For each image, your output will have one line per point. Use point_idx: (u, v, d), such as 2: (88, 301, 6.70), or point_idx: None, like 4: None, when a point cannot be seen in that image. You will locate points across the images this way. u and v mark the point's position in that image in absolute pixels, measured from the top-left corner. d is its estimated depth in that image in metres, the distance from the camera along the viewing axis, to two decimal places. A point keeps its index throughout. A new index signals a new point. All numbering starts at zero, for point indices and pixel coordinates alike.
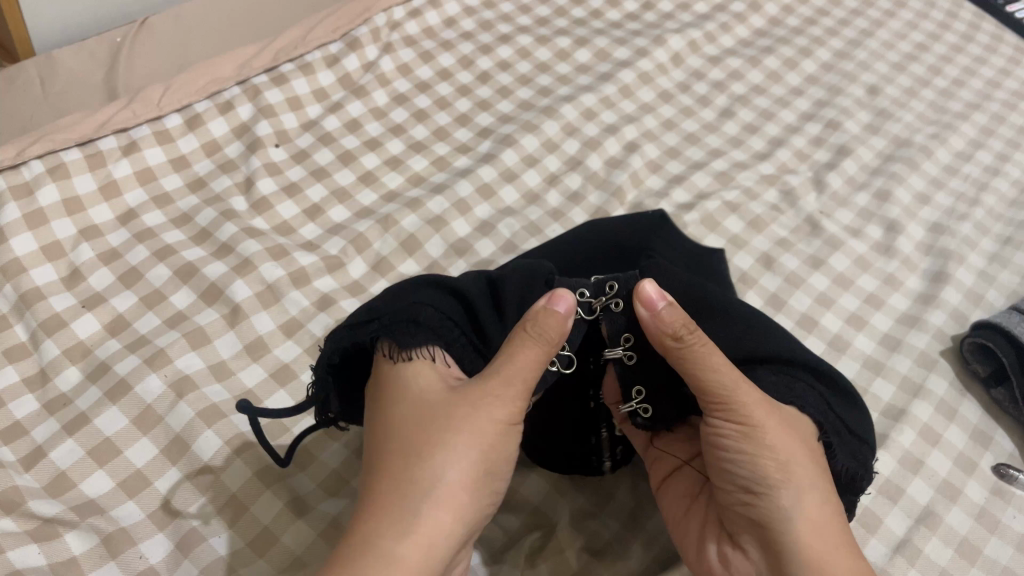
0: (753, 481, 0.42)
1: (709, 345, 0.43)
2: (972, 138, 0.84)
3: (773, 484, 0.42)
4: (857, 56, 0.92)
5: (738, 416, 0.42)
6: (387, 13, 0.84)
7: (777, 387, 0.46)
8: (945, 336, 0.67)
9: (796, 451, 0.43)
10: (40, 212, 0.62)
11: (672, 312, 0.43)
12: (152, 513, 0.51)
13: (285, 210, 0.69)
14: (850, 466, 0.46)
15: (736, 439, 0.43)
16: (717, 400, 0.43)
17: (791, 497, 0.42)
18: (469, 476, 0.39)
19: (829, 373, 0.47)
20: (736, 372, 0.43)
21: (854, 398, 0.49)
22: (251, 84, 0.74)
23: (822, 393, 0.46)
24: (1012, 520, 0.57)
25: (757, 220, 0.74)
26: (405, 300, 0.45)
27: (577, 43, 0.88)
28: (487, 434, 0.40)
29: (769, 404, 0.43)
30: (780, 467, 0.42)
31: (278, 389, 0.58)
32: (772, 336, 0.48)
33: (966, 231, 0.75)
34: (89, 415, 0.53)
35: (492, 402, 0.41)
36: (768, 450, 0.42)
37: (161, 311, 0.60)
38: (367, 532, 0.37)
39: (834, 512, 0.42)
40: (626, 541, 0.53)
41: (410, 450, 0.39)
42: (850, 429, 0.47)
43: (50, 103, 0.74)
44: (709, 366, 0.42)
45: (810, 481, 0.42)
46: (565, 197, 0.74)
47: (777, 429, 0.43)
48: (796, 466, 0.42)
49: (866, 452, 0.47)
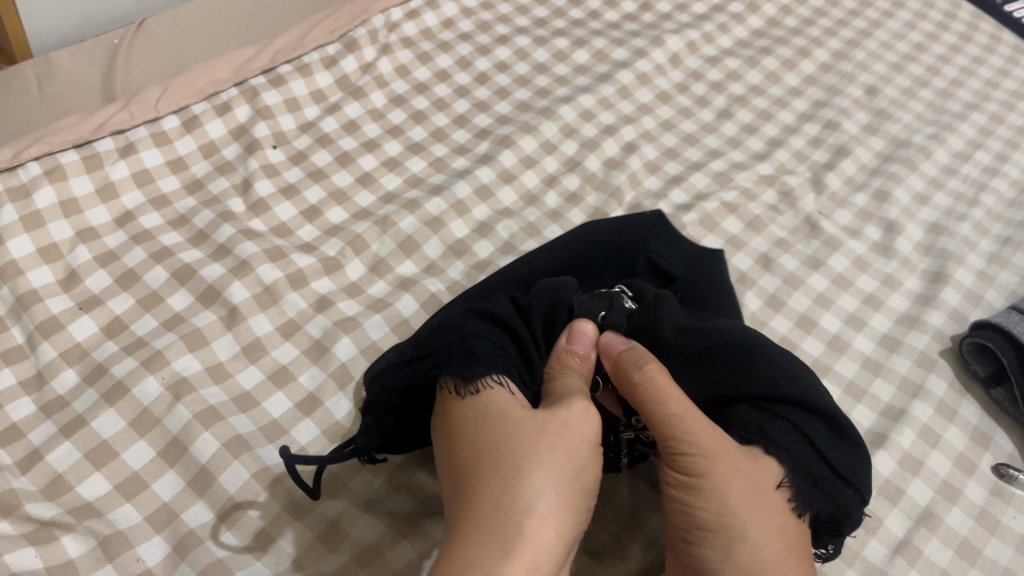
0: (689, 531, 0.42)
1: (664, 389, 0.43)
2: (971, 138, 0.84)
3: (708, 532, 0.41)
4: (855, 57, 0.92)
5: (686, 465, 0.42)
6: (385, 14, 0.84)
7: (745, 426, 0.45)
8: (944, 337, 0.67)
9: (738, 502, 0.41)
10: (37, 213, 0.62)
11: (629, 354, 0.45)
12: (149, 515, 0.50)
13: (283, 212, 0.69)
14: (828, 512, 0.44)
15: (680, 487, 0.42)
16: (667, 447, 0.42)
17: (719, 549, 0.40)
18: (566, 494, 0.37)
19: (823, 409, 0.45)
20: (697, 419, 0.42)
21: (849, 439, 0.46)
22: (249, 85, 0.74)
23: (804, 434, 0.44)
24: (1011, 521, 0.57)
25: (755, 221, 0.73)
26: (464, 332, 0.44)
27: (575, 44, 0.88)
28: (581, 453, 0.39)
29: (724, 449, 0.42)
30: (715, 518, 0.41)
31: (276, 391, 0.57)
32: (761, 365, 0.46)
33: (965, 231, 0.75)
34: (86, 417, 0.53)
35: (574, 418, 0.40)
36: (709, 498, 0.41)
37: (159, 313, 0.60)
38: (470, 555, 0.34)
39: (780, 561, 0.41)
40: (625, 544, 0.53)
41: (506, 467, 0.38)
42: (834, 471, 0.44)
43: (47, 105, 0.74)
44: (660, 413, 0.42)
45: (758, 528, 0.41)
46: (563, 198, 0.74)
47: (725, 476, 0.41)
48: (734, 517, 0.41)
49: (851, 497, 0.44)
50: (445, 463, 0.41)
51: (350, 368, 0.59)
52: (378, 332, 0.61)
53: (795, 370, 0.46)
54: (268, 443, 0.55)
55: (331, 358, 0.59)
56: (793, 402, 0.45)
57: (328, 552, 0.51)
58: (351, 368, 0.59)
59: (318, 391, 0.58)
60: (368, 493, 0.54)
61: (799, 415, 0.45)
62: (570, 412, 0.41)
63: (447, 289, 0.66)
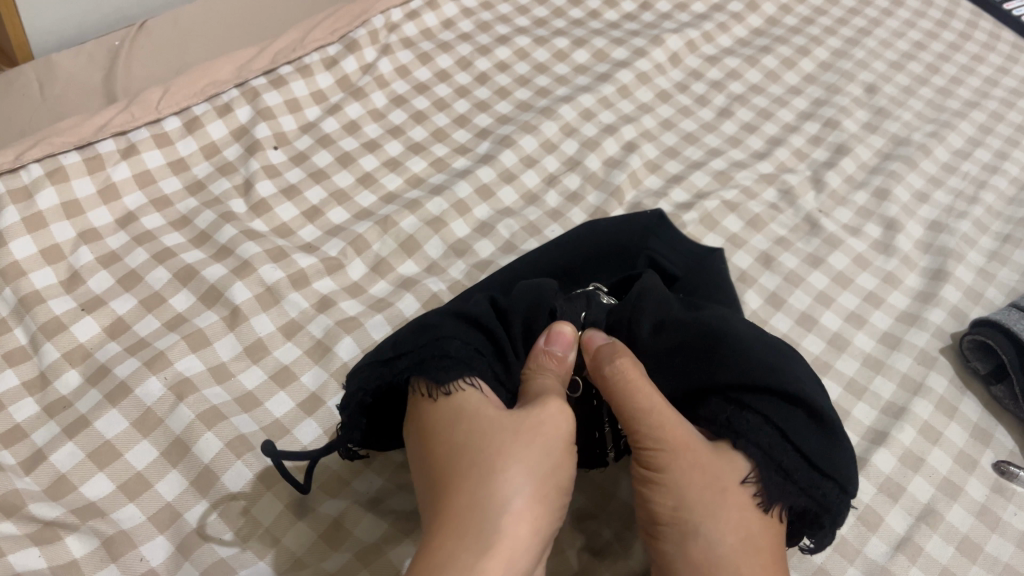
0: (652, 525, 0.43)
1: (634, 387, 0.43)
2: (970, 136, 0.84)
3: (666, 525, 0.42)
4: (854, 55, 0.92)
5: (648, 457, 0.43)
6: (385, 15, 0.84)
7: (715, 419, 0.45)
8: (944, 334, 0.67)
9: (698, 497, 0.42)
10: (39, 215, 0.62)
11: (608, 350, 0.45)
12: (152, 515, 0.51)
13: (284, 212, 0.69)
14: (803, 504, 0.43)
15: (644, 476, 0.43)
16: (634, 442, 0.43)
17: (675, 541, 0.42)
18: (540, 490, 0.38)
19: (801, 399, 0.44)
20: (664, 415, 0.42)
21: (829, 430, 0.45)
22: (250, 86, 0.75)
23: (774, 427, 0.43)
24: (1012, 518, 0.57)
25: (756, 219, 0.74)
26: (440, 337, 0.44)
27: (575, 43, 0.88)
28: (555, 451, 0.40)
29: (690, 447, 0.42)
30: (673, 513, 0.42)
31: (279, 390, 0.58)
32: (734, 353, 0.45)
33: (965, 228, 0.75)
34: (90, 417, 0.53)
35: (548, 416, 0.40)
36: (671, 490, 0.42)
37: (161, 314, 0.60)
38: (447, 551, 0.34)
39: (737, 554, 0.41)
40: (627, 539, 0.53)
41: (482, 462, 0.38)
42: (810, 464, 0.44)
43: (49, 106, 0.74)
44: (628, 411, 0.43)
45: (714, 522, 0.41)
46: (564, 197, 0.75)
47: (683, 472, 0.42)
48: (690, 512, 0.42)
49: (829, 490, 0.43)
50: (419, 459, 0.41)
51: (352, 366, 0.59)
52: (380, 331, 0.62)
53: (770, 360, 0.45)
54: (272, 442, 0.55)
55: (332, 358, 0.59)
56: (765, 387, 0.44)
57: (330, 551, 0.51)
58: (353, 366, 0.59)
59: (319, 391, 0.58)
60: (370, 493, 0.54)
61: (773, 408, 0.44)
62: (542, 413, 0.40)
63: (449, 288, 0.66)
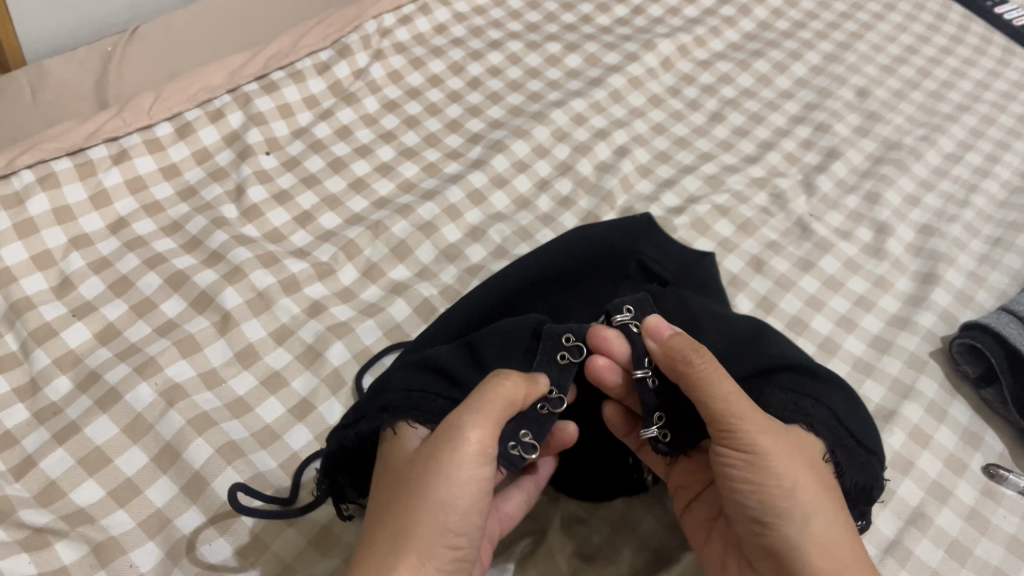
0: (764, 513, 0.42)
1: (712, 373, 0.43)
2: (961, 139, 0.85)
3: (783, 511, 0.42)
4: (846, 59, 0.92)
5: (743, 445, 0.42)
6: (377, 20, 0.84)
7: (783, 405, 0.46)
8: (935, 338, 0.67)
9: (802, 477, 0.42)
10: (30, 221, 0.62)
11: (679, 339, 0.46)
12: (142, 522, 0.51)
13: (276, 217, 0.69)
14: (863, 480, 0.46)
15: (743, 469, 0.42)
16: (726, 429, 0.43)
17: (798, 525, 0.41)
18: (435, 514, 0.39)
19: (840, 385, 0.49)
20: (742, 399, 0.43)
21: (859, 410, 0.49)
22: (242, 92, 0.75)
23: (828, 406, 0.46)
24: (1002, 521, 0.57)
25: (747, 223, 0.74)
26: (385, 393, 0.46)
27: (567, 48, 0.89)
28: (461, 469, 0.40)
29: (775, 431, 0.43)
30: (790, 497, 0.42)
31: (269, 396, 0.58)
32: (771, 348, 0.51)
33: (956, 231, 0.75)
34: (80, 424, 0.53)
35: (459, 425, 0.41)
36: (777, 479, 0.42)
37: (152, 319, 0.60)
38: None
39: (842, 528, 0.42)
40: (617, 545, 0.53)
41: (391, 503, 0.40)
42: (855, 438, 0.47)
43: (40, 111, 0.74)
44: (716, 393, 0.43)
45: (817, 502, 0.42)
46: (555, 202, 0.75)
47: (784, 455, 0.42)
48: (803, 492, 0.42)
49: (875, 464, 0.47)
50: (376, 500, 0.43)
51: (343, 373, 0.59)
52: (371, 336, 0.62)
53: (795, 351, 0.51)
54: (262, 449, 0.55)
55: (323, 363, 0.60)
56: (796, 372, 0.48)
57: (319, 556, 0.51)
58: (343, 372, 0.59)
59: (310, 397, 0.58)
60: None
61: (820, 391, 0.47)
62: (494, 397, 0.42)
63: (440, 293, 0.66)
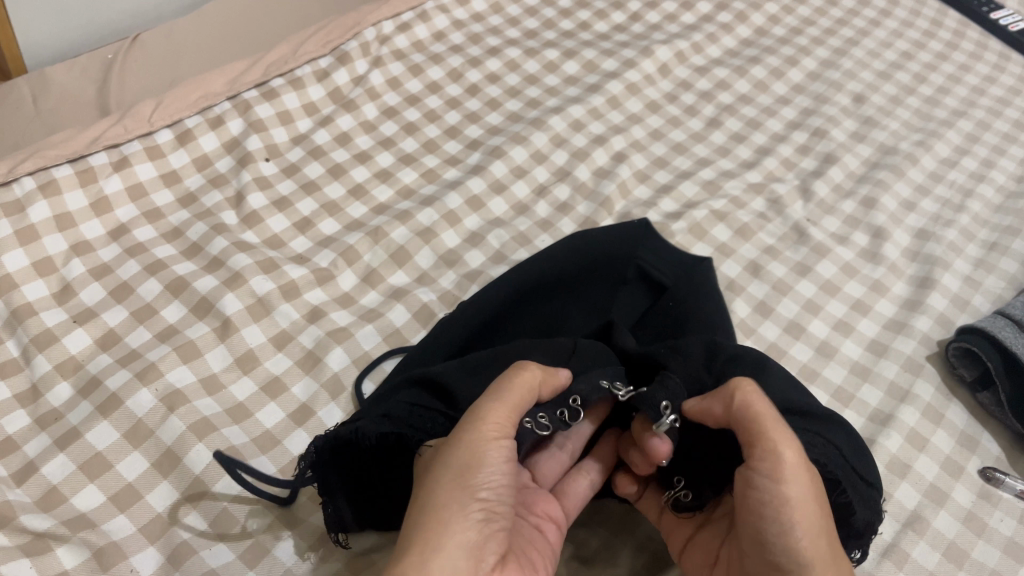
0: (786, 560, 0.40)
1: (760, 404, 0.42)
2: (957, 144, 0.85)
3: (804, 559, 0.39)
4: (842, 65, 0.92)
5: (777, 490, 0.40)
6: (376, 28, 0.85)
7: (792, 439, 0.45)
8: (931, 341, 0.67)
9: (827, 533, 0.40)
10: (32, 228, 0.62)
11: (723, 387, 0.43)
12: (143, 526, 0.51)
13: (276, 223, 0.70)
14: (868, 516, 0.45)
15: (774, 515, 0.40)
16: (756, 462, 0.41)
17: None
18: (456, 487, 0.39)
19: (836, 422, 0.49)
20: (786, 438, 0.40)
21: (860, 450, 0.49)
22: (241, 99, 0.75)
23: (829, 440, 0.46)
24: (999, 524, 0.57)
25: (744, 228, 0.74)
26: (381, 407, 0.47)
27: (565, 55, 0.89)
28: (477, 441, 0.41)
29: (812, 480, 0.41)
30: (813, 551, 0.39)
31: (269, 401, 0.58)
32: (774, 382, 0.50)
33: (952, 236, 0.75)
34: (80, 429, 0.54)
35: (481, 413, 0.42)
36: (803, 530, 0.39)
37: (153, 325, 0.61)
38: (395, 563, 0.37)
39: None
40: (614, 550, 0.53)
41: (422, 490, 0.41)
42: (855, 469, 0.46)
43: (41, 119, 0.74)
44: (759, 427, 0.41)
45: (837, 560, 0.40)
46: (554, 207, 0.75)
47: (813, 498, 0.40)
48: (827, 554, 0.39)
49: (875, 497, 0.47)
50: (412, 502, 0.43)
51: (342, 378, 0.60)
52: (370, 342, 0.62)
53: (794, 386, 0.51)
54: (262, 453, 0.55)
55: (323, 369, 0.60)
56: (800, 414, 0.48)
57: (318, 561, 0.51)
58: (343, 378, 0.60)
59: (309, 402, 0.58)
60: None
61: (823, 428, 0.47)
62: (515, 387, 0.42)
63: (439, 299, 0.66)
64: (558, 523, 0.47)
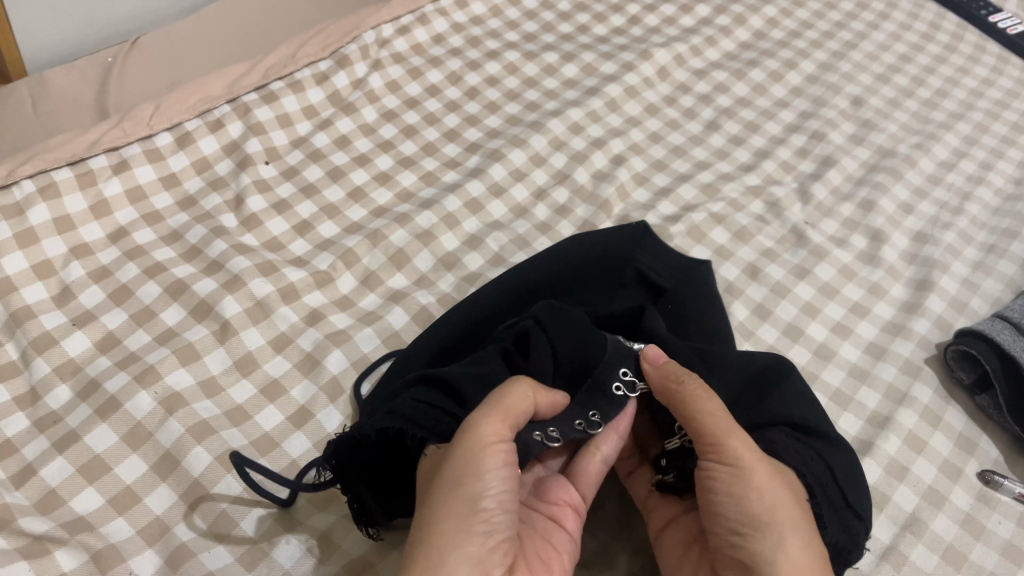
0: (741, 522, 0.43)
1: (699, 391, 0.46)
2: (955, 147, 0.85)
3: (761, 524, 0.43)
4: (840, 68, 0.93)
5: (727, 460, 0.44)
6: (375, 31, 0.85)
7: (786, 447, 0.48)
8: (929, 344, 0.68)
9: (785, 496, 0.43)
10: (31, 231, 0.62)
11: (671, 366, 0.48)
12: (141, 529, 0.51)
13: (275, 226, 0.70)
14: (844, 541, 0.46)
15: (725, 482, 0.44)
16: (704, 443, 0.45)
17: (773, 540, 0.42)
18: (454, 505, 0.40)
19: (840, 445, 0.50)
20: (725, 419, 0.45)
21: (857, 479, 0.50)
22: (241, 102, 0.75)
23: (827, 463, 0.48)
24: (997, 527, 0.57)
25: (742, 231, 0.74)
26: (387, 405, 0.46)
27: (564, 58, 0.89)
28: (474, 456, 0.41)
29: (759, 452, 0.45)
30: (768, 512, 0.43)
31: (268, 404, 0.58)
32: (785, 395, 0.51)
33: (950, 239, 0.76)
34: (79, 432, 0.54)
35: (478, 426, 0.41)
36: (755, 495, 0.43)
37: (152, 328, 0.61)
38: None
39: (818, 553, 0.43)
40: (612, 552, 0.53)
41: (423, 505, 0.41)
42: (846, 501, 0.48)
43: (41, 121, 0.74)
44: (705, 409, 0.45)
45: (793, 522, 0.43)
46: (552, 210, 0.75)
47: (761, 468, 0.44)
48: (782, 514, 0.43)
49: (859, 529, 0.47)
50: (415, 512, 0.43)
51: (341, 381, 0.60)
52: (369, 344, 0.62)
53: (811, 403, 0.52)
54: (261, 456, 0.55)
55: (322, 371, 0.60)
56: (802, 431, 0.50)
57: (318, 563, 0.51)
58: (342, 381, 0.60)
59: (308, 405, 0.59)
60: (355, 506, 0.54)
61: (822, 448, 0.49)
62: (511, 396, 0.43)
63: (438, 301, 0.66)
64: (576, 508, 0.47)
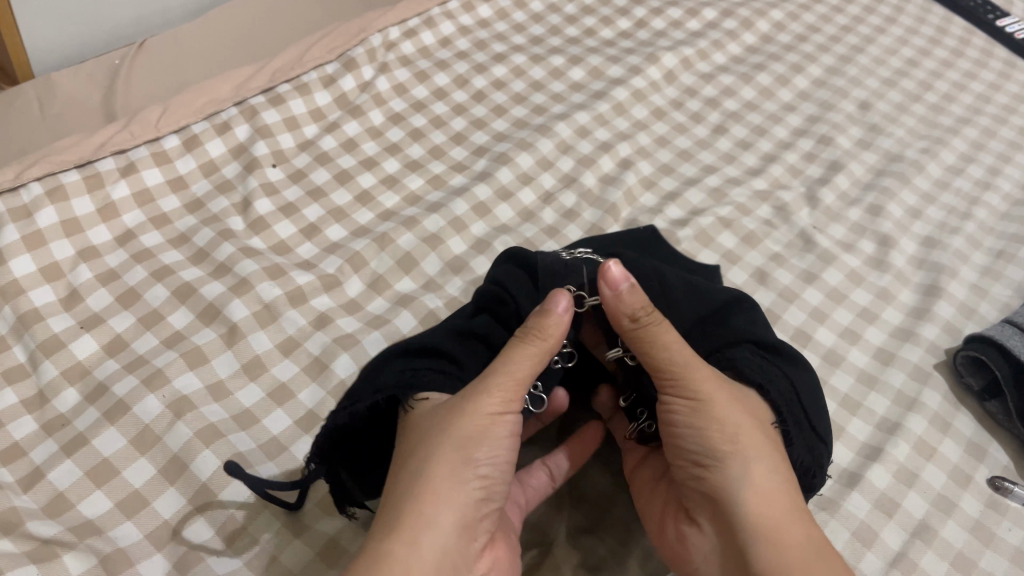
0: (705, 454, 0.45)
1: (658, 325, 0.46)
2: (963, 152, 0.85)
3: (726, 453, 0.44)
4: (847, 72, 0.93)
5: (688, 392, 0.45)
6: (382, 34, 0.85)
7: (750, 366, 0.49)
8: (938, 350, 0.67)
9: (744, 424, 0.45)
10: (39, 233, 0.62)
11: (634, 295, 0.46)
12: (149, 533, 0.51)
13: (282, 229, 0.70)
14: (806, 458, 0.49)
15: (686, 414, 0.45)
16: (666, 376, 0.46)
17: (738, 467, 0.44)
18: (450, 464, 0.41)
19: (801, 364, 0.52)
20: (686, 350, 0.46)
21: (818, 396, 0.52)
22: (248, 105, 0.75)
23: (789, 380, 0.50)
24: (1007, 533, 0.57)
25: (750, 236, 0.74)
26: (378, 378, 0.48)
27: (570, 62, 0.89)
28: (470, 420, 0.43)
29: (720, 381, 0.46)
30: (731, 441, 0.44)
31: (276, 408, 0.58)
32: (743, 320, 0.53)
33: (958, 244, 0.75)
34: (87, 435, 0.54)
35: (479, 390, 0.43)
36: (716, 423, 0.44)
37: (159, 331, 0.61)
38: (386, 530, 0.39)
39: (781, 479, 0.44)
40: (622, 556, 0.53)
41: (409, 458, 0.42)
42: (811, 425, 0.50)
43: (48, 124, 0.74)
44: (660, 344, 0.45)
45: (758, 450, 0.44)
46: (560, 214, 0.75)
47: (722, 398, 0.45)
48: (746, 441, 0.44)
49: (823, 451, 0.50)
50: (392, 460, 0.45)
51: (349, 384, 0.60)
52: (377, 348, 0.62)
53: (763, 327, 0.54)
54: (269, 460, 0.55)
55: (330, 375, 0.60)
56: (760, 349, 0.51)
57: (327, 568, 0.51)
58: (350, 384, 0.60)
59: (317, 409, 0.58)
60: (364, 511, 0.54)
61: (786, 368, 0.51)
62: (519, 362, 0.44)
63: (446, 305, 0.66)
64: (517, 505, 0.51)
